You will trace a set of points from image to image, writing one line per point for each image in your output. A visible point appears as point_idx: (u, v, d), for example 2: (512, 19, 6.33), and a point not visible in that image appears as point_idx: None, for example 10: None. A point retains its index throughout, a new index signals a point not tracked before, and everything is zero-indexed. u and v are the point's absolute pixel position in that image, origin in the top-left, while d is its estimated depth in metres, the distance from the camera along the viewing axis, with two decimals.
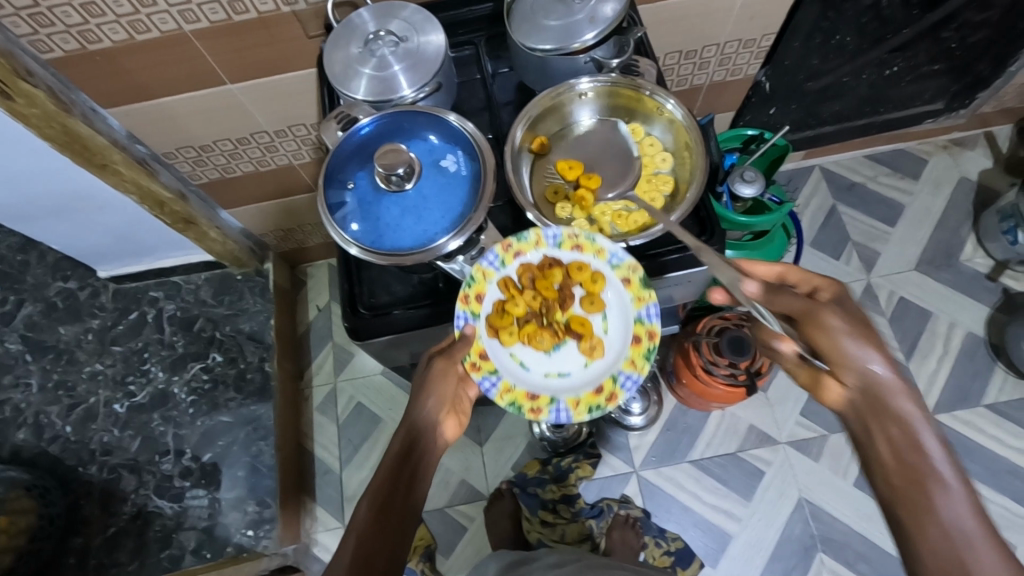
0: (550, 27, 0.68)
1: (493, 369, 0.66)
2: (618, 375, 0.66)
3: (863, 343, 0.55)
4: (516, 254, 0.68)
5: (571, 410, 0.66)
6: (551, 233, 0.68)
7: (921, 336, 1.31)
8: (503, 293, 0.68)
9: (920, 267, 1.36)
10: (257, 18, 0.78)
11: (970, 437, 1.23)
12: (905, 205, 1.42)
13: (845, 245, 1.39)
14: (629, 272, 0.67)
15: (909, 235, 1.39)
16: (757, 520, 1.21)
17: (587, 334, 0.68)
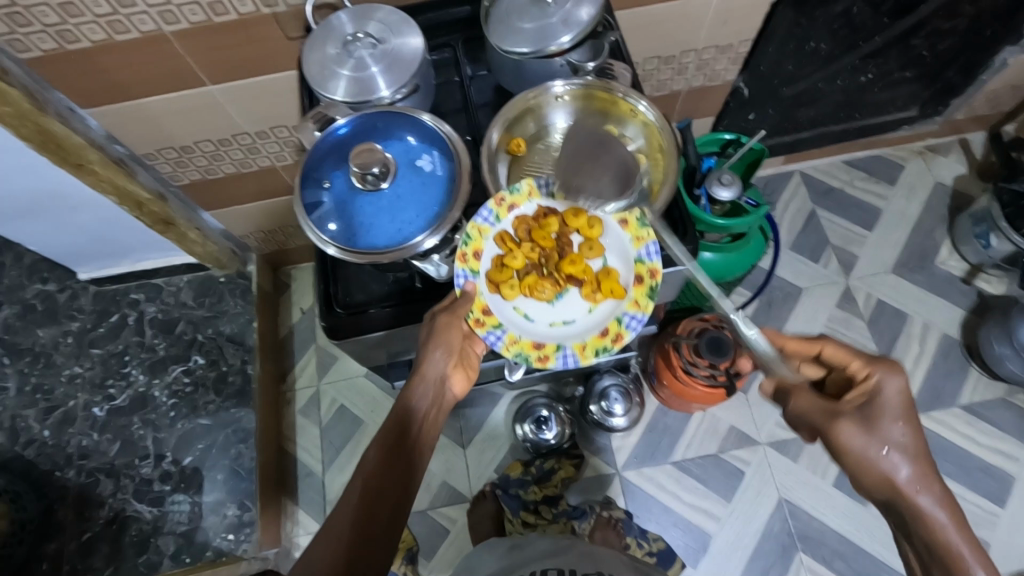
0: (525, 30, 0.69)
1: (497, 324, 0.66)
2: (623, 316, 0.67)
3: (885, 446, 0.63)
4: (510, 207, 0.70)
5: (578, 355, 0.66)
6: (544, 183, 0.71)
7: (897, 337, 1.33)
8: (501, 248, 0.69)
9: (896, 270, 1.39)
10: (236, 19, 0.78)
11: (944, 436, 1.25)
12: (882, 209, 1.44)
13: (823, 248, 1.42)
14: (625, 214, 0.70)
15: (886, 239, 1.42)
16: (738, 520, 1.22)
17: (589, 280, 0.69)
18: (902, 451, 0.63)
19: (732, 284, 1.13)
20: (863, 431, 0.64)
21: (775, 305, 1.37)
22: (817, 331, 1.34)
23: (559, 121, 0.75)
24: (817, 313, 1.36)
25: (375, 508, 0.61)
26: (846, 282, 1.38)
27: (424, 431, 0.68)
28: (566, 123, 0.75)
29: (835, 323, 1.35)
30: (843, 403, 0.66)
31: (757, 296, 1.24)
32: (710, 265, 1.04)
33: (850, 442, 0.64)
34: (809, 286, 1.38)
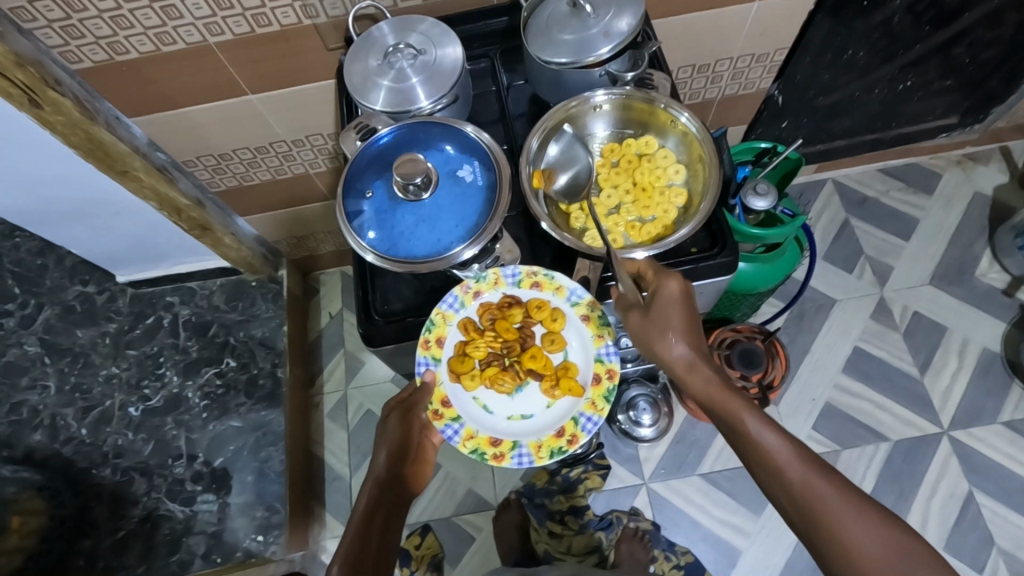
0: (565, 41, 0.69)
1: (455, 417, 0.67)
2: (579, 417, 0.67)
3: (666, 333, 0.64)
4: (476, 294, 0.70)
5: (533, 454, 0.66)
6: (509, 272, 0.70)
7: (934, 351, 1.30)
8: (463, 335, 0.70)
9: (934, 282, 1.35)
10: (278, 30, 0.80)
11: (984, 454, 1.21)
12: (919, 220, 1.41)
13: (857, 259, 1.39)
14: (588, 309, 0.70)
15: (922, 250, 1.38)
16: (768, 535, 1.19)
17: (549, 374, 0.70)
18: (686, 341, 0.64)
19: (765, 293, 1.11)
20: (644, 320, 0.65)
21: (806, 316, 1.35)
22: (850, 343, 1.32)
23: (599, 131, 0.77)
24: (851, 325, 1.33)
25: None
26: (881, 294, 1.35)
27: (400, 503, 0.68)
28: (606, 133, 0.77)
29: (869, 335, 1.32)
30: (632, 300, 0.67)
31: (792, 306, 1.21)
32: (745, 274, 1.02)
33: (636, 332, 0.66)
34: (843, 298, 1.35)
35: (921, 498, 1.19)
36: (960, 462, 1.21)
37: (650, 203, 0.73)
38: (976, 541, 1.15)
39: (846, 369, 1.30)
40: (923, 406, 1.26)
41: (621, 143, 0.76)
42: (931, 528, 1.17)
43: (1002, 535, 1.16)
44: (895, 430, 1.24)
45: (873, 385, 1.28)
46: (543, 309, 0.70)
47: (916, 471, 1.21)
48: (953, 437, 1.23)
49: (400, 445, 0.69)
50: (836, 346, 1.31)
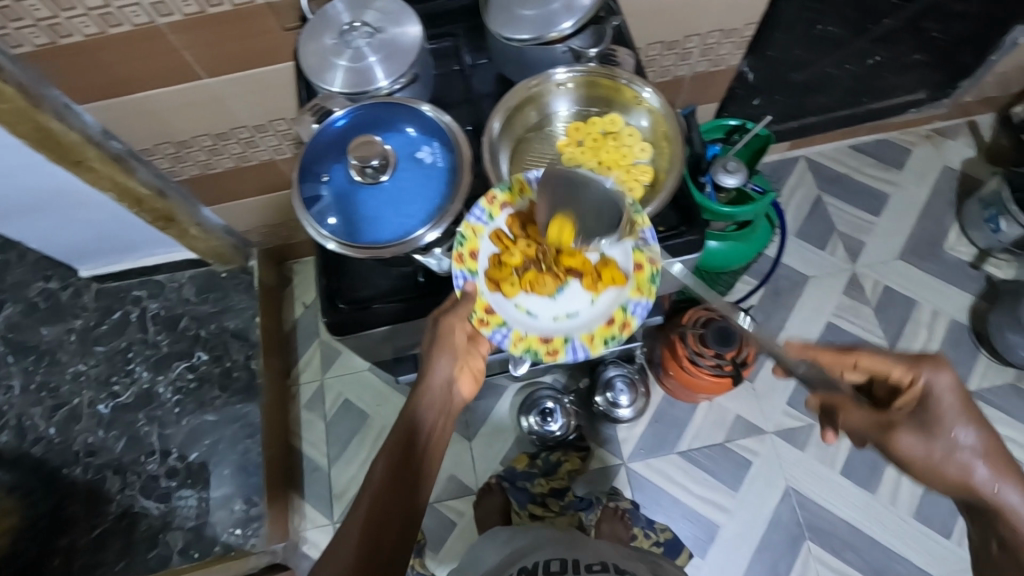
0: (526, 17, 0.67)
1: (501, 322, 0.66)
2: (627, 304, 0.66)
3: (943, 449, 0.62)
4: (502, 205, 0.67)
5: (587, 347, 0.66)
6: (534, 177, 0.68)
7: (905, 325, 1.32)
8: (497, 246, 0.67)
9: (905, 257, 1.37)
10: (231, 10, 0.77)
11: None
12: (889, 195, 1.42)
13: (830, 235, 1.40)
14: (619, 202, 0.67)
15: (894, 225, 1.40)
16: (745, 511, 1.21)
17: (588, 271, 0.67)
18: (966, 438, 0.62)
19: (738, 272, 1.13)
20: (922, 437, 0.62)
21: (780, 294, 1.36)
22: (823, 320, 1.33)
23: (562, 110, 0.74)
24: (824, 301, 1.34)
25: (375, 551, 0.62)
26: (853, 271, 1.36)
27: (445, 409, 0.71)
28: (570, 113, 0.75)
29: (843, 311, 1.33)
30: (895, 413, 0.64)
31: (766, 283, 1.20)
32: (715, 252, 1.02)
33: (908, 450, 0.63)
34: (816, 274, 1.37)
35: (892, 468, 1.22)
36: None
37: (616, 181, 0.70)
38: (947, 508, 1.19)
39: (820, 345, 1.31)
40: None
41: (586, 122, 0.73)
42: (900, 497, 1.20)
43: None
44: None
45: None
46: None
47: None
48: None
49: (453, 353, 0.68)
50: (811, 322, 1.33)
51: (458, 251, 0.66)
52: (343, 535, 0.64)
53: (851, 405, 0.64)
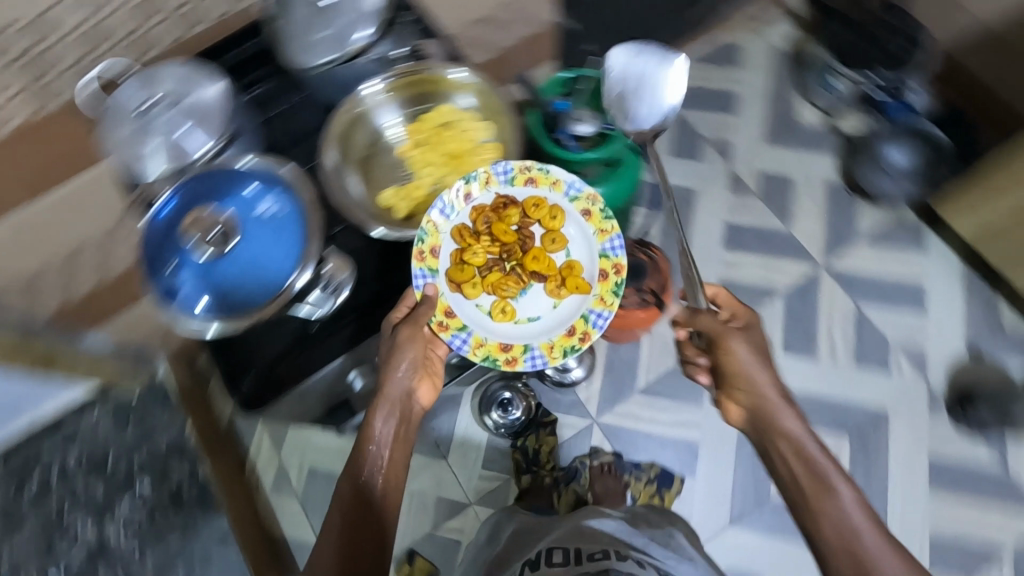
0: (321, 39, 0.74)
1: (459, 327, 0.80)
2: (588, 315, 0.82)
3: (756, 366, 0.81)
4: (467, 199, 0.80)
5: (545, 354, 0.81)
6: (502, 170, 0.80)
7: (792, 202, 1.41)
8: (457, 243, 0.80)
9: (768, 141, 1.46)
10: (20, 122, 0.69)
11: (860, 273, 1.35)
12: (737, 90, 1.51)
13: (700, 143, 1.47)
14: (585, 204, 0.83)
15: (749, 115, 1.48)
16: (714, 421, 1.27)
17: (552, 276, 0.83)
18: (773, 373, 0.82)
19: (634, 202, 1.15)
20: (749, 346, 0.82)
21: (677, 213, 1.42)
22: (719, 222, 1.41)
23: (388, 119, 0.80)
24: (715, 205, 1.42)
25: (353, 571, 0.71)
26: (731, 170, 1.44)
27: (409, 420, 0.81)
28: (400, 117, 0.80)
29: (734, 208, 1.41)
30: (736, 328, 0.84)
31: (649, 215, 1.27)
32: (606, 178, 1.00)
33: (738, 352, 0.81)
34: (699, 183, 1.44)
35: (821, 331, 1.31)
36: (842, 285, 1.34)
37: (467, 168, 0.81)
38: (875, 347, 1.30)
39: (725, 245, 1.39)
40: (800, 252, 1.37)
41: (420, 119, 0.79)
42: (840, 355, 1.30)
43: (897, 336, 1.31)
44: (781, 279, 1.35)
45: (753, 252, 1.38)
46: (540, 206, 0.82)
47: (811, 308, 1.33)
48: (831, 270, 1.36)
49: (414, 362, 0.77)
50: (709, 228, 1.40)
51: (419, 249, 0.77)
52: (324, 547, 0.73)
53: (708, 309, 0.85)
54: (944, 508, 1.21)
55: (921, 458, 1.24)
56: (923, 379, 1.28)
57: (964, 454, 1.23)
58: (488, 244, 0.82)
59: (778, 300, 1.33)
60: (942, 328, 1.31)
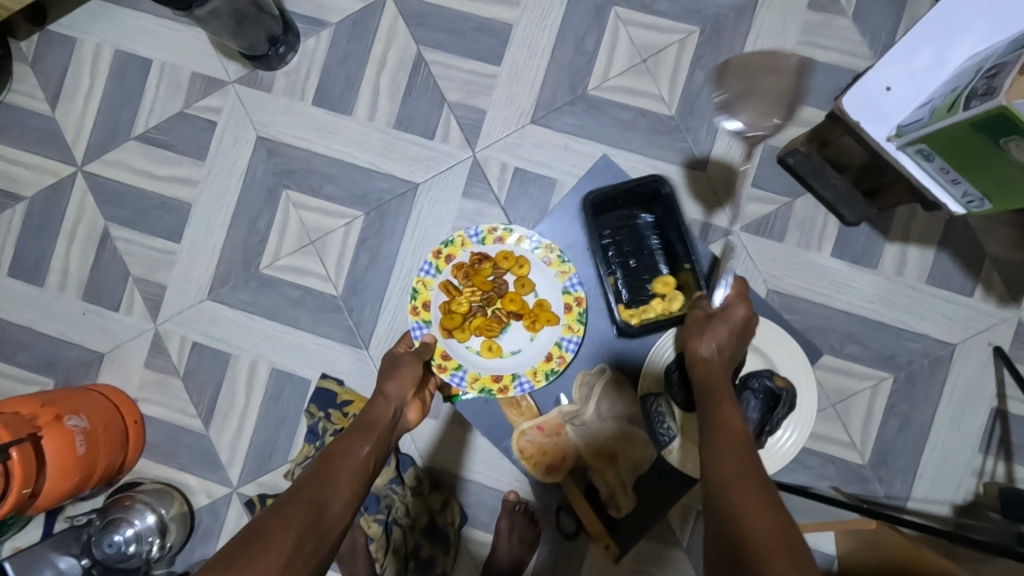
0: None
1: (456, 366, 0.90)
2: (561, 341, 0.90)
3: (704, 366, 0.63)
4: (448, 257, 0.91)
5: (532, 378, 0.90)
6: (473, 234, 0.91)
7: (200, 40, 1.01)
8: (445, 295, 0.90)
9: (138, 24, 1.02)
10: None
11: (352, 35, 0.99)
12: (53, 15, 1.03)
13: (94, 109, 1.03)
14: (547, 252, 0.91)
15: (94, 25, 1.03)
16: (364, 287, 0.98)
17: (527, 315, 0.91)
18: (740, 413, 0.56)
19: None
20: (716, 344, 0.65)
21: (134, 190, 1.02)
22: (196, 154, 1.01)
23: None
24: (179, 142, 1.02)
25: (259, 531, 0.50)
26: (124, 83, 1.03)
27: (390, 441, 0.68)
28: None
29: (193, 125, 1.01)
30: (726, 320, 0.67)
31: None
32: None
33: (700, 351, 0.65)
34: (142, 142, 1.02)
35: (383, 138, 0.98)
36: (357, 70, 0.99)
37: None
38: (433, 94, 0.98)
39: (231, 167, 1.01)
40: (261, 76, 1.00)
41: None
42: (388, 112, 0.98)
43: (404, 27, 0.98)
44: (307, 135, 0.99)
45: (258, 140, 1.00)
46: (509, 258, 0.91)
47: (354, 131, 0.99)
48: (299, 49, 0.99)
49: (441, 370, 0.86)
50: (201, 171, 1.01)
51: (413, 306, 0.90)
52: (273, 532, 0.50)
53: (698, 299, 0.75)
54: (606, 106, 0.95)
55: (534, 90, 0.96)
56: (459, 29, 0.97)
57: (557, 36, 0.96)
58: (470, 294, 0.91)
59: (323, 160, 0.99)
60: None
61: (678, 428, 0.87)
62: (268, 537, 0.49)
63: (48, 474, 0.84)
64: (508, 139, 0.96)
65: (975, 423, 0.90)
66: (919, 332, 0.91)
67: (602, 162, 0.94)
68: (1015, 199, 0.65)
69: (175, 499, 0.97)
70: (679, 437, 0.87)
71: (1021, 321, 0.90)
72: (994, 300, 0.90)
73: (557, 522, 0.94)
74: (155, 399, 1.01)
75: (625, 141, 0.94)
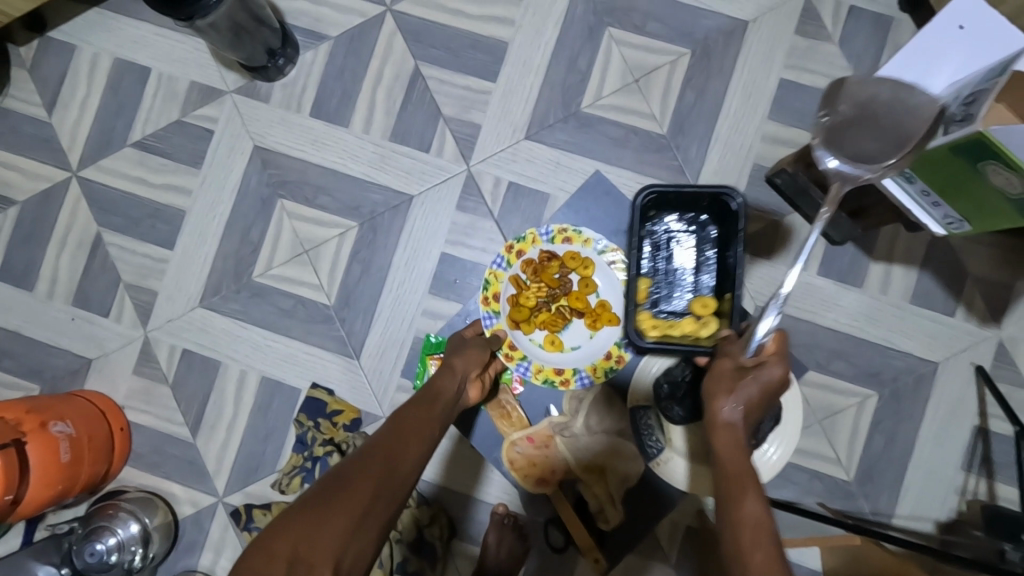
0: None
1: (521, 356, 0.92)
2: (621, 341, 0.91)
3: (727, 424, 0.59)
4: (517, 254, 0.93)
5: (591, 374, 0.92)
6: (544, 232, 0.93)
7: (198, 51, 1.02)
8: (514, 288, 0.92)
9: (137, 33, 1.03)
10: None
11: (350, 49, 1.00)
12: (52, 22, 1.04)
13: (90, 115, 1.03)
14: (614, 256, 0.92)
15: (93, 33, 1.04)
16: (356, 297, 0.99)
17: (591, 313, 0.92)
18: (758, 508, 0.51)
19: None
20: (739, 403, 0.60)
21: (128, 197, 1.02)
22: (191, 162, 1.02)
23: None
24: (174, 150, 1.02)
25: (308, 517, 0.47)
26: (121, 90, 1.03)
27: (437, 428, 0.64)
28: None
29: (189, 133, 1.02)
30: (757, 373, 0.61)
31: None
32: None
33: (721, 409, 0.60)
34: (137, 149, 1.03)
35: (378, 150, 0.99)
36: (354, 83, 1.00)
37: None
38: (430, 108, 0.99)
39: (226, 176, 1.01)
40: (258, 87, 1.01)
41: None
42: (384, 126, 0.99)
43: (401, 43, 1.00)
44: (304, 145, 1.00)
45: (254, 150, 1.01)
46: (577, 258, 0.92)
47: (350, 142, 1.00)
48: (298, 62, 1.01)
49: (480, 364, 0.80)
50: (196, 180, 1.02)
51: (484, 295, 0.92)
52: (353, 485, 0.50)
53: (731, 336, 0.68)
54: (600, 123, 0.97)
55: (528, 106, 0.98)
56: (457, 46, 0.99)
57: (553, 54, 0.98)
58: (538, 289, 0.92)
59: (319, 171, 1.00)
60: None
61: (667, 440, 0.88)
62: (348, 491, 0.49)
63: (30, 482, 0.82)
64: (503, 154, 0.98)
65: (957, 441, 0.91)
66: (904, 351, 0.93)
67: (598, 180, 0.96)
68: (994, 223, 0.67)
69: (159, 509, 0.96)
70: (668, 449, 0.87)
71: (1002, 341, 0.91)
72: (976, 320, 0.92)
73: (546, 536, 0.94)
74: (142, 407, 1.00)
75: (617, 158, 0.96)
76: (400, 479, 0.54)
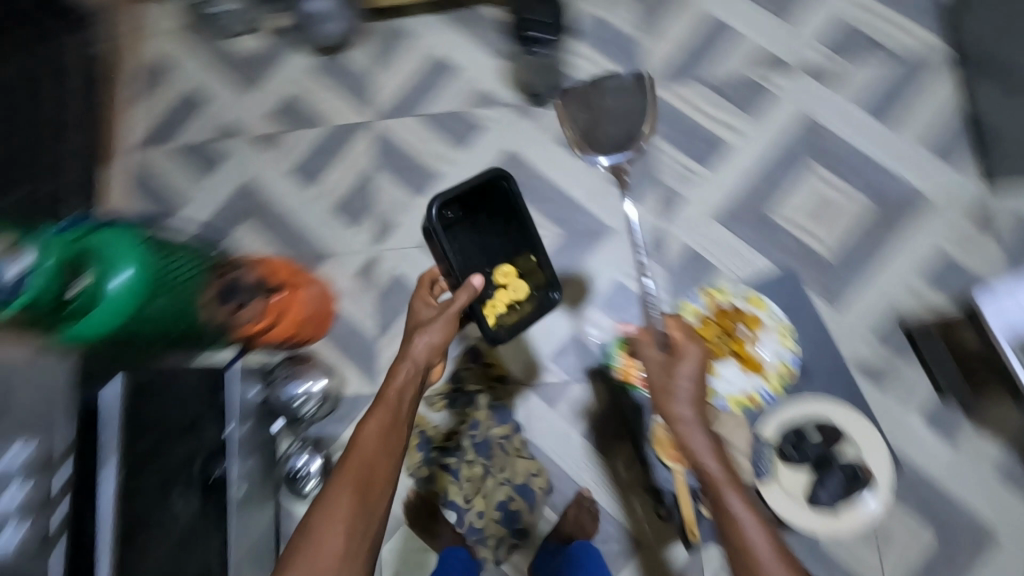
0: None
1: None
2: (762, 390, 1.10)
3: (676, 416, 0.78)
4: (709, 296, 1.16)
5: (729, 404, 1.10)
6: (735, 289, 1.16)
7: (498, 69, 1.34)
8: (698, 317, 1.14)
9: (458, 43, 1.37)
10: None
11: None
12: (404, 15, 1.41)
13: (402, 85, 1.37)
14: (782, 328, 1.13)
15: (428, 32, 1.39)
16: None
17: (747, 361, 1.12)
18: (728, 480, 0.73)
19: (182, 249, 1.09)
20: (678, 400, 0.78)
21: (404, 150, 1.34)
22: (458, 143, 1.32)
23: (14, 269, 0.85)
24: (450, 130, 1.33)
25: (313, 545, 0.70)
26: (430, 76, 1.37)
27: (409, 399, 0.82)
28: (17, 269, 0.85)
29: (466, 123, 1.33)
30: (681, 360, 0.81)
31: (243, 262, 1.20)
32: (122, 299, 0.91)
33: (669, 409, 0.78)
34: (425, 120, 1.35)
35: (600, 185, 1.26)
36: None
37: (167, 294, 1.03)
38: (651, 169, 1.25)
39: (479, 162, 1.31)
40: (529, 108, 1.31)
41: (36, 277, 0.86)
42: None
43: (648, 116, 1.27)
44: (546, 162, 1.29)
45: (507, 151, 1.30)
46: (754, 317, 1.13)
47: (581, 172, 1.27)
48: None
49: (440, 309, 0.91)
50: (457, 157, 1.32)
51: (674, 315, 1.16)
52: (328, 502, 0.72)
53: (646, 339, 0.85)
54: (780, 230, 1.19)
55: (727, 196, 1.22)
56: (689, 133, 1.25)
57: (761, 166, 1.22)
58: (715, 326, 1.14)
59: (549, 184, 1.27)
60: (679, 73, 1.27)
61: (775, 470, 1.05)
62: (323, 514, 0.72)
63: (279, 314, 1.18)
64: (694, 225, 1.21)
65: None
66: (975, 510, 1.05)
67: (763, 272, 1.17)
68: None
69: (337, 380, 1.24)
70: (773, 475, 1.04)
71: None
72: None
73: (652, 505, 1.11)
74: (351, 302, 1.28)
75: (784, 262, 1.17)
76: (377, 473, 0.75)
